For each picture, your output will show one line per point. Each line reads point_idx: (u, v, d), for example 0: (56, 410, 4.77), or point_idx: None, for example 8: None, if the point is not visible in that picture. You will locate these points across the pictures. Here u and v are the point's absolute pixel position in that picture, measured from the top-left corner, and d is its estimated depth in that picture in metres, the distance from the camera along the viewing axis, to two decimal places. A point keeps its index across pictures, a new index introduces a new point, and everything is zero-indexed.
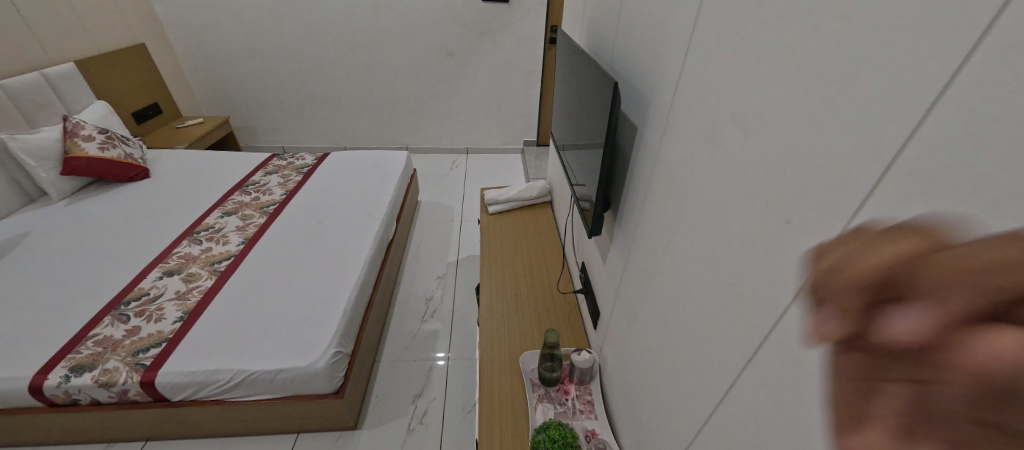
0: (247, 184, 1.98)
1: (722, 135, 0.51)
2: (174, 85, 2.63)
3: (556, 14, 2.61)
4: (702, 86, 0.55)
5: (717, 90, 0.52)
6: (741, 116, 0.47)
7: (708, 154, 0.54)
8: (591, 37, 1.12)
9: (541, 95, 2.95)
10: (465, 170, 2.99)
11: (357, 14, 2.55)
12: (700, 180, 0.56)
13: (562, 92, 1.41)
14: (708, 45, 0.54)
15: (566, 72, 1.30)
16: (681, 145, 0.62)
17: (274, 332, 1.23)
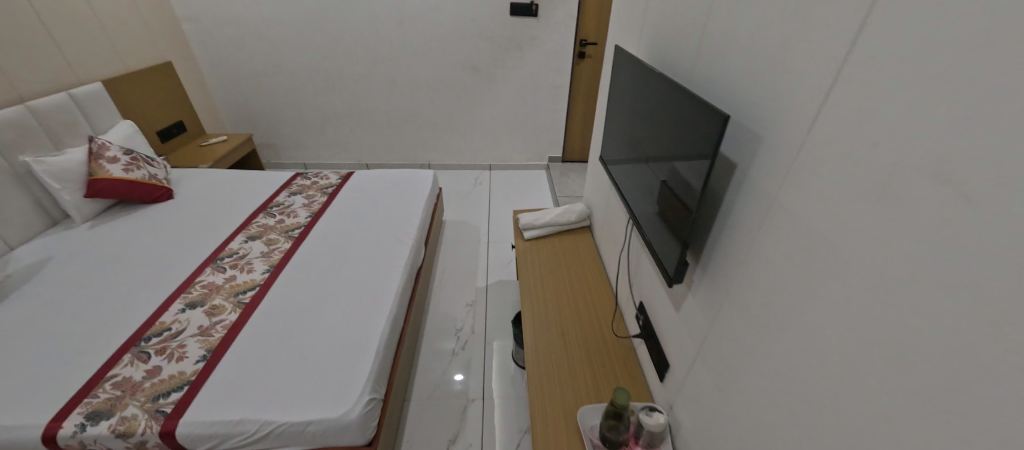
0: (272, 205, 1.92)
1: (900, 192, 0.39)
2: (199, 102, 2.61)
3: (585, 28, 2.54)
4: (859, 125, 0.44)
5: (888, 133, 0.40)
6: (940, 172, 0.35)
7: (874, 213, 0.42)
8: (656, 56, 1.01)
9: (568, 110, 2.87)
10: (489, 187, 2.90)
11: (383, 30, 2.51)
12: (858, 244, 0.44)
13: (612, 113, 1.31)
14: (871, 74, 0.42)
15: (619, 92, 1.19)
16: (818, 195, 0.50)
17: (306, 375, 1.14)
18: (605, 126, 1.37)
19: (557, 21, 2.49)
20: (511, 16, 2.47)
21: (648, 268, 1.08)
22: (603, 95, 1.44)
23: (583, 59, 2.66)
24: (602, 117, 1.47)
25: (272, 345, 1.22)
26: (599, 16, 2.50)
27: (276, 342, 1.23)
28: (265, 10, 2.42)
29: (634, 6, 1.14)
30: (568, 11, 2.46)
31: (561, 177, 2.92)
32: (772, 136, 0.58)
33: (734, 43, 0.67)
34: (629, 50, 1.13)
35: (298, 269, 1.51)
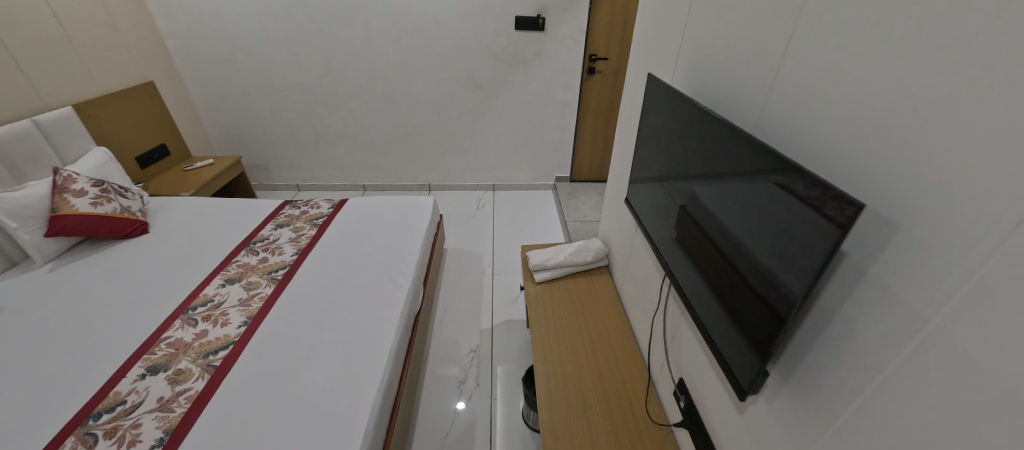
0: (255, 240, 1.75)
1: None
2: (185, 123, 2.46)
3: (595, 42, 2.39)
4: None
5: None
6: None
7: None
8: (700, 87, 0.84)
9: (576, 128, 2.70)
10: (493, 210, 2.73)
11: (380, 46, 2.36)
12: None
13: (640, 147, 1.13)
14: None
15: (650, 126, 1.02)
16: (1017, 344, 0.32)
17: (300, 423, 1.05)
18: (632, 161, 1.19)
19: (565, 35, 2.33)
20: (517, 30, 2.32)
21: (690, 340, 0.88)
22: (627, 124, 1.27)
23: (592, 75, 2.50)
24: (625, 148, 1.30)
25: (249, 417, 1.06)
26: (609, 29, 2.35)
27: (268, 383, 1.15)
28: (254, 26, 2.27)
29: (667, 25, 0.97)
30: (577, 24, 2.30)
31: (569, 198, 2.75)
32: (914, 231, 0.40)
33: (838, 85, 0.49)
34: (662, 79, 0.96)
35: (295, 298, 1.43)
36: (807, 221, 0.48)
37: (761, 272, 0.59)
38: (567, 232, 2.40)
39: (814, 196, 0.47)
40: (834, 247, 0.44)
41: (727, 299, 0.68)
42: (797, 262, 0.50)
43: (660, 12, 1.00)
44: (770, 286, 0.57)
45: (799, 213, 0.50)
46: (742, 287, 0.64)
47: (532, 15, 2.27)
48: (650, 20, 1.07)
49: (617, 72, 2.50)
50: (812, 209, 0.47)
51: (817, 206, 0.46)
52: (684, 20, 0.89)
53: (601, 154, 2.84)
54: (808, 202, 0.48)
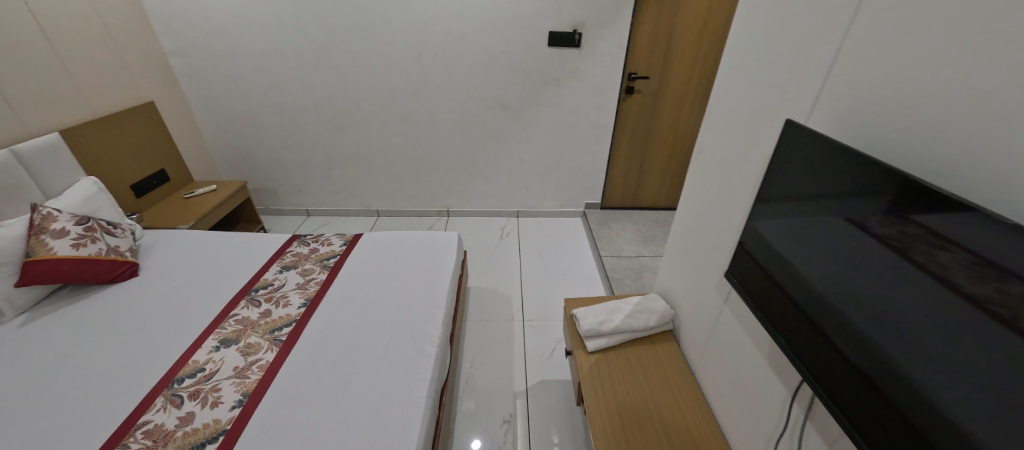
0: (257, 286, 1.52)
1: None
2: (187, 146, 2.27)
3: (635, 60, 2.17)
4: None
5: None
6: None
7: None
8: (882, 140, 0.58)
9: (610, 152, 2.48)
10: (518, 241, 2.49)
11: (401, 64, 2.16)
12: None
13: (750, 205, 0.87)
14: None
15: (772, 180, 0.76)
16: None
17: (355, 418, 1.07)
18: (740, 221, 0.91)
19: (604, 52, 2.13)
20: (550, 47, 2.11)
21: None
22: (714, 167, 1.02)
23: (631, 95, 2.28)
24: (710, 196, 1.04)
25: (293, 426, 1.05)
26: (653, 47, 2.13)
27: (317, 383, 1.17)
28: (266, 42, 2.08)
29: (797, 50, 0.73)
30: (616, 40, 2.09)
31: (601, 228, 2.51)
32: None
33: None
34: (804, 127, 0.69)
35: (332, 316, 1.39)
36: (886, 261, 0.54)
37: (830, 307, 0.64)
38: (604, 269, 2.15)
39: (890, 235, 0.53)
40: (919, 285, 0.49)
41: (792, 332, 0.73)
42: (877, 299, 0.55)
43: (782, 32, 0.76)
44: (843, 321, 0.61)
45: (875, 254, 0.55)
46: (807, 315, 0.69)
47: (568, 30, 2.06)
48: (761, 42, 0.83)
49: (658, 92, 2.28)
50: (893, 250, 0.53)
51: (900, 249, 0.52)
52: (838, 44, 0.64)
53: (636, 180, 2.60)
54: (884, 240, 0.54)
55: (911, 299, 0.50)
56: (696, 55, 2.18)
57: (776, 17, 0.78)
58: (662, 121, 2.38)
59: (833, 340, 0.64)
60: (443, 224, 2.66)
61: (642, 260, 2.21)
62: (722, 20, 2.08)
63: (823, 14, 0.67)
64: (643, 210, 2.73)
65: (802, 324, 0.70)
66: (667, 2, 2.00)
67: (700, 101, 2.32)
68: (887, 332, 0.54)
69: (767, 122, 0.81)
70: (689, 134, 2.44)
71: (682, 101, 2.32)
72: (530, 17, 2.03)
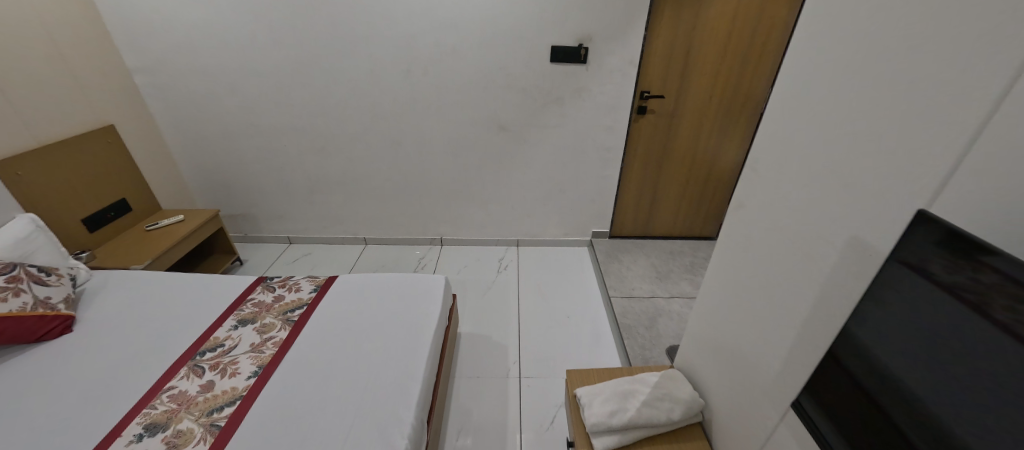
0: (205, 348, 1.29)
1: None
2: (155, 172, 2.08)
3: (649, 77, 1.93)
4: None
5: None
6: None
7: None
8: None
9: (620, 177, 2.23)
10: (517, 275, 2.26)
11: (387, 82, 1.95)
12: None
13: (831, 305, 0.60)
14: None
15: (879, 287, 0.50)
16: None
17: None
18: (809, 321, 0.65)
19: (613, 68, 1.90)
20: (553, 63, 1.89)
21: None
22: (766, 235, 0.76)
23: (643, 115, 2.04)
24: (761, 273, 0.78)
25: None
26: (668, 62, 1.89)
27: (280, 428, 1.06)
28: (239, 59, 1.89)
29: (909, 90, 0.47)
30: (626, 56, 1.86)
31: (609, 261, 2.26)
32: None
33: None
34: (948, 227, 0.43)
35: (297, 361, 1.25)
36: (958, 320, 0.40)
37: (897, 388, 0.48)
38: (613, 312, 1.90)
39: (962, 283, 0.40)
40: (998, 352, 0.36)
41: (843, 408, 0.56)
42: (950, 375, 0.41)
43: (881, 61, 0.51)
44: (912, 405, 0.45)
45: (945, 313, 0.41)
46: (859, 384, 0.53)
47: (573, 44, 1.84)
48: (840, 73, 0.58)
49: (674, 112, 2.03)
50: (965, 304, 0.39)
51: (973, 302, 0.38)
52: (1001, 87, 0.38)
53: (649, 207, 2.35)
54: (952, 290, 0.40)
55: (988, 371, 0.37)
56: (718, 71, 1.93)
57: (865, 38, 0.53)
58: (677, 143, 2.13)
59: (899, 425, 0.48)
60: (436, 254, 2.43)
61: (655, 301, 1.95)
62: (747, 32, 1.83)
63: (966, 40, 0.41)
64: (656, 239, 2.47)
65: (857, 403, 0.54)
66: (685, 13, 1.77)
67: (722, 121, 2.07)
68: (971, 422, 0.39)
69: (856, 191, 0.55)
70: (708, 158, 2.18)
71: (702, 122, 2.07)
72: (530, 31, 1.81)
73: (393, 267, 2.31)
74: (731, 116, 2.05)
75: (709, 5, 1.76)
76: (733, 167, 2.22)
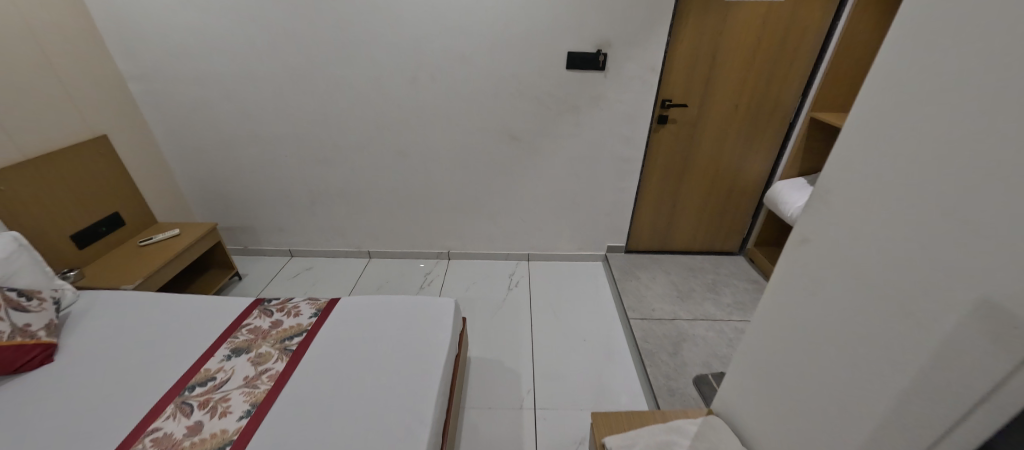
0: (195, 381, 1.18)
1: None
2: (149, 183, 1.98)
3: (671, 85, 1.82)
4: None
5: None
6: None
7: None
8: None
9: (637, 189, 2.12)
10: (529, 292, 2.14)
11: (392, 89, 1.85)
12: None
13: (935, 397, 0.46)
14: None
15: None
16: None
17: None
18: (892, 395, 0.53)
19: (632, 75, 1.78)
20: (569, 70, 1.78)
21: None
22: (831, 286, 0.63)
23: (664, 124, 1.92)
24: (826, 332, 0.65)
25: None
26: (692, 69, 1.78)
27: None
28: (237, 65, 1.80)
29: None
30: (647, 62, 1.75)
31: (626, 278, 2.14)
32: None
33: None
34: None
35: (297, 402, 1.12)
36: None
37: None
38: (633, 336, 1.77)
39: None
40: None
41: None
42: None
43: None
44: None
45: None
46: None
47: (590, 50, 1.73)
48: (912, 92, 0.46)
49: (697, 122, 1.92)
50: None
51: None
52: None
53: (667, 220, 2.23)
54: None
55: None
56: (744, 78, 1.81)
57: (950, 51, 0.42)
58: (699, 155, 2.02)
59: None
60: (443, 268, 2.32)
61: (678, 324, 1.83)
62: (777, 37, 1.72)
63: None
64: (674, 253, 2.35)
65: None
66: (712, 16, 1.66)
67: (747, 131, 1.95)
68: None
69: (956, 248, 0.43)
70: (732, 169, 2.06)
71: (726, 132, 1.95)
72: (544, 35, 1.70)
73: (398, 283, 2.20)
74: (757, 126, 1.93)
75: (737, 8, 1.65)
76: (757, 179, 2.09)
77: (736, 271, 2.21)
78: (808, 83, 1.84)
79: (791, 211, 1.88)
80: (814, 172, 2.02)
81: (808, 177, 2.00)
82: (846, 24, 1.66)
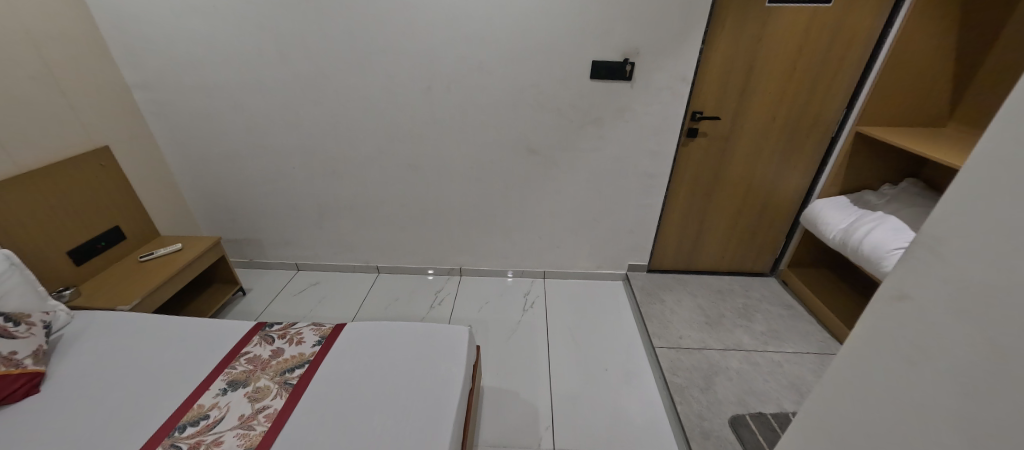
0: (186, 420, 1.08)
1: None
2: (153, 194, 1.91)
3: (702, 96, 1.69)
4: None
5: None
6: None
7: None
8: None
9: (662, 205, 1.99)
10: (545, 314, 2.01)
11: (405, 100, 1.75)
12: None
13: None
14: None
15: None
16: None
17: None
18: None
19: (661, 86, 1.66)
20: (593, 81, 1.67)
21: None
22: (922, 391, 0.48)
23: (694, 138, 1.79)
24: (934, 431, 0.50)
25: None
26: (726, 80, 1.65)
27: None
28: (244, 74, 1.72)
29: None
30: (677, 71, 1.63)
31: (649, 301, 2.00)
32: None
33: None
34: None
35: (294, 448, 1.01)
36: None
37: None
38: (660, 367, 1.63)
39: None
40: None
41: None
42: None
43: None
44: None
45: None
46: None
47: (617, 59, 1.61)
48: None
49: (729, 136, 1.78)
50: None
51: None
52: None
53: (693, 239, 2.09)
54: None
55: None
56: (783, 90, 1.67)
57: None
58: (731, 170, 1.88)
59: None
60: (454, 285, 2.20)
61: (709, 354, 1.68)
62: (821, 45, 1.58)
63: None
64: (700, 274, 2.20)
65: None
66: (750, 23, 1.53)
67: (784, 146, 1.81)
68: None
69: None
70: (766, 186, 1.92)
71: (761, 147, 1.81)
72: (568, 43, 1.59)
73: (407, 301, 2.08)
74: (795, 140, 1.79)
75: (778, 14, 1.52)
76: (793, 197, 1.95)
77: (768, 294, 2.06)
78: (853, 95, 1.69)
79: (835, 233, 1.72)
80: (857, 190, 1.87)
81: (850, 195, 1.84)
82: (899, 30, 1.51)
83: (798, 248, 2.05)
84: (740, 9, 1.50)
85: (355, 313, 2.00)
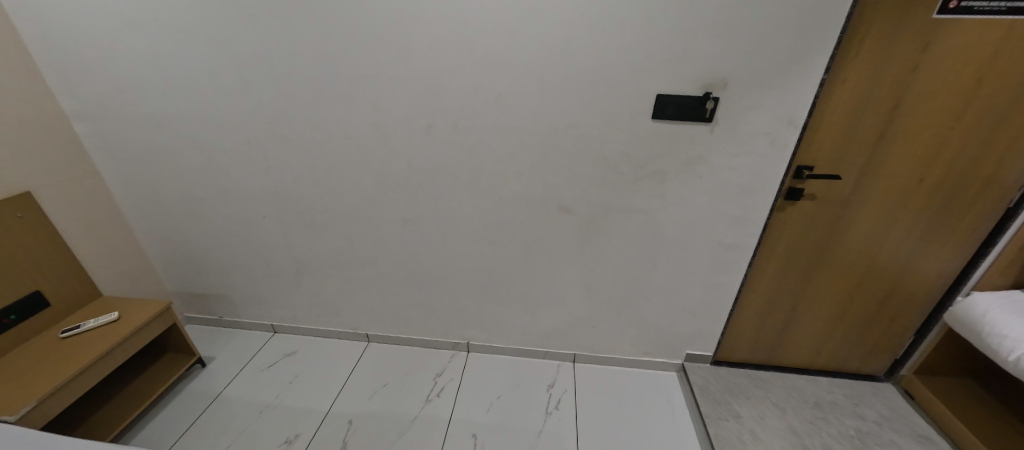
0: None
1: None
2: (96, 246, 1.57)
3: (817, 146, 1.18)
4: None
5: None
6: None
7: None
8: None
9: (739, 285, 1.47)
10: (576, 420, 1.51)
11: (399, 141, 1.33)
12: None
13: None
14: None
15: None
16: None
17: None
18: None
19: (755, 131, 1.16)
20: (656, 123, 1.19)
21: None
22: None
23: (797, 201, 1.27)
24: None
25: None
26: (855, 123, 1.14)
27: None
28: (200, 105, 1.35)
29: None
30: (783, 111, 1.13)
31: (720, 415, 1.46)
32: None
33: None
34: None
35: None
36: None
37: None
38: None
39: None
40: None
41: None
42: None
43: None
44: None
45: None
46: None
47: (692, 93, 1.13)
48: None
49: (849, 200, 1.25)
50: None
51: None
52: None
53: (778, 327, 1.55)
54: None
55: None
56: (939, 141, 1.15)
57: None
58: (843, 246, 1.35)
59: None
60: (459, 367, 1.75)
61: None
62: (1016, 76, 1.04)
63: None
64: (783, 371, 1.65)
65: None
66: (904, 44, 1.02)
67: (929, 217, 1.26)
68: None
69: None
70: (893, 269, 1.37)
71: (894, 216, 1.27)
72: (624, 71, 1.12)
73: (398, 388, 1.63)
74: (948, 210, 1.24)
75: (952, 30, 1.00)
76: (933, 283, 1.38)
77: (889, 413, 1.48)
78: None
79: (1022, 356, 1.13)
80: None
81: None
82: None
83: (933, 352, 1.47)
84: (891, 22, 1.00)
85: (331, 402, 1.57)
